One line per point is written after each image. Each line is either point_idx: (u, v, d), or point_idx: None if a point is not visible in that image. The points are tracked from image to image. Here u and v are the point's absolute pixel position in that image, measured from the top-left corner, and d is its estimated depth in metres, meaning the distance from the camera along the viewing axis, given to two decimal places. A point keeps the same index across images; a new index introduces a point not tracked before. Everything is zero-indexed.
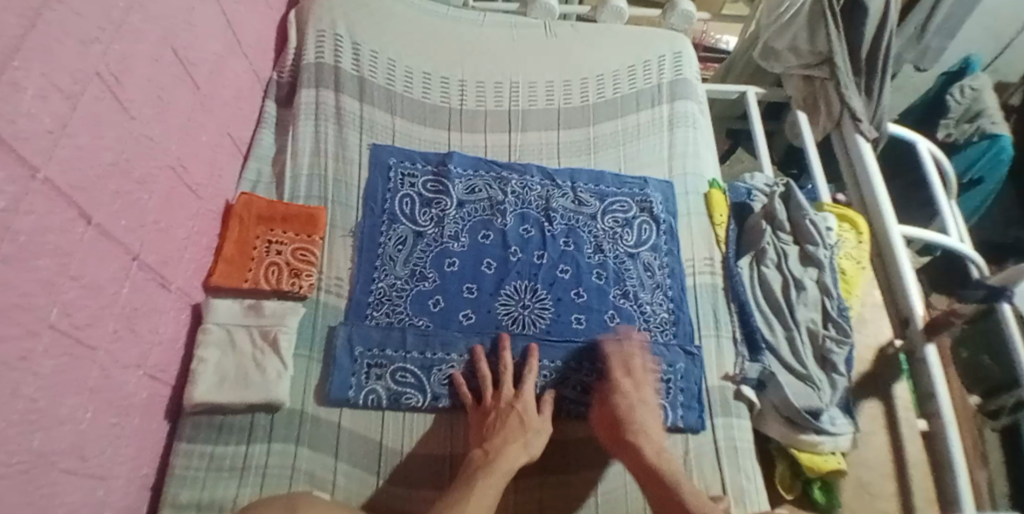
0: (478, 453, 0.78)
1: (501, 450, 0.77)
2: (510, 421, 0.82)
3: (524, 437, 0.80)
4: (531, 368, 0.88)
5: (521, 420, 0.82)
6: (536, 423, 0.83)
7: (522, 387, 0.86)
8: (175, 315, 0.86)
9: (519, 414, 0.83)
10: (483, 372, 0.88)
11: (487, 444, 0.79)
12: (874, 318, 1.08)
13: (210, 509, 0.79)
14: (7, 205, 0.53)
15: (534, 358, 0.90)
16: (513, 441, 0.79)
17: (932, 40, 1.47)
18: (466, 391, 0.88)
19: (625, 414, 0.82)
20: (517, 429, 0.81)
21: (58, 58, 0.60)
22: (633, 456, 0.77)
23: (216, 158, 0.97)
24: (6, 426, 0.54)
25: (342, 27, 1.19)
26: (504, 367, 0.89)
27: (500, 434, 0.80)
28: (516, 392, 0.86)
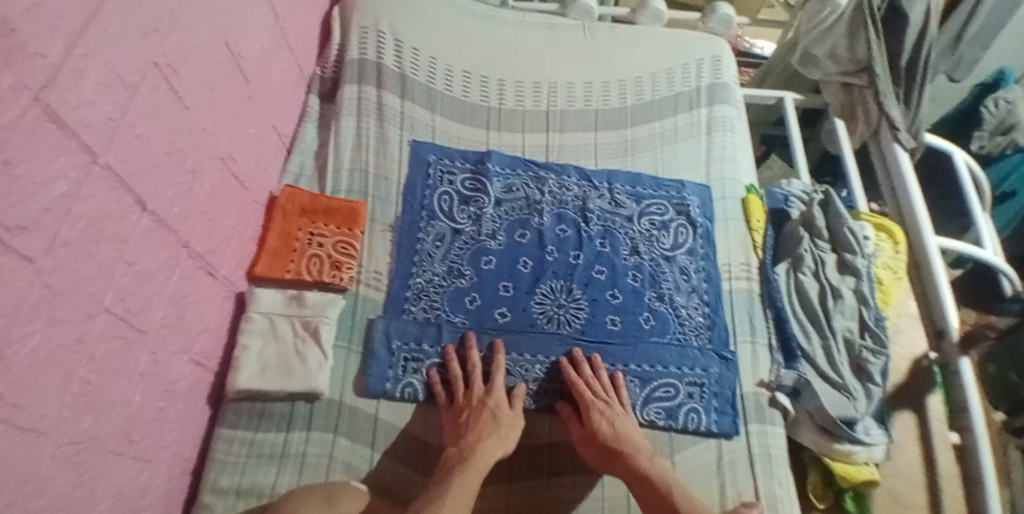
0: (453, 452, 0.79)
1: (475, 446, 0.79)
2: (483, 418, 0.83)
3: (497, 434, 0.82)
4: (500, 366, 0.90)
5: (493, 416, 0.84)
6: (507, 417, 0.85)
7: (491, 385, 0.88)
8: (221, 303, 0.88)
9: (491, 411, 0.84)
10: (455, 372, 0.89)
11: (461, 441, 0.81)
12: (909, 329, 1.06)
13: (250, 495, 0.80)
14: (68, 190, 0.54)
15: (500, 354, 0.91)
16: (485, 437, 0.80)
17: (967, 52, 1.44)
18: (438, 390, 0.89)
19: (617, 424, 0.84)
20: (489, 425, 0.82)
21: (121, 48, 0.61)
22: (629, 464, 0.80)
23: (261, 150, 0.99)
24: (60, 407, 0.56)
25: (386, 25, 1.21)
26: (473, 366, 0.90)
27: (471, 433, 0.81)
28: (486, 390, 0.87)
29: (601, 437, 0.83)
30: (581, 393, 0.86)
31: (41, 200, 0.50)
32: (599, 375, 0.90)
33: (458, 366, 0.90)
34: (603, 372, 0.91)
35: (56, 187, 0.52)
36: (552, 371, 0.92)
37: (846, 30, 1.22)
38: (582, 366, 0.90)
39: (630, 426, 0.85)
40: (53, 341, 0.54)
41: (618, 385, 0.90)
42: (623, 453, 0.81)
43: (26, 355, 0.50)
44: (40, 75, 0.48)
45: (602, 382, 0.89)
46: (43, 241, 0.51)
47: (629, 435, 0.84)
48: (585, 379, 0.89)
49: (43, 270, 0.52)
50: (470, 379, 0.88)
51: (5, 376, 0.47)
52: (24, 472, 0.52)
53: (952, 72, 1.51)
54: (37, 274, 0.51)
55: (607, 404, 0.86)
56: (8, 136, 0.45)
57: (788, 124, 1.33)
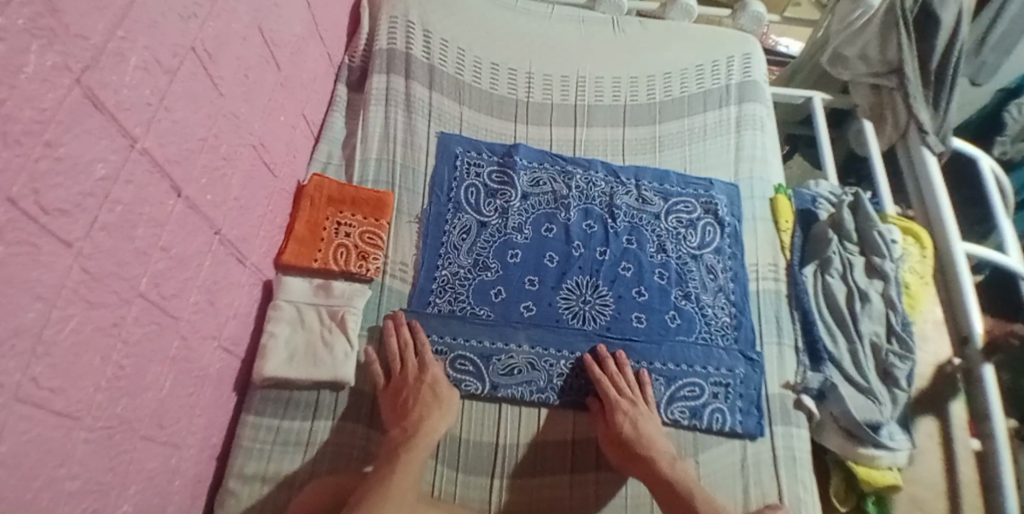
0: (397, 433, 0.79)
1: (420, 424, 0.80)
2: (422, 396, 0.83)
3: (440, 411, 0.83)
4: (424, 340, 0.90)
5: (433, 392, 0.85)
6: (446, 392, 0.86)
7: (426, 361, 0.88)
8: (249, 290, 0.88)
9: (429, 387, 0.85)
10: (391, 348, 0.89)
11: (404, 421, 0.81)
12: (936, 335, 1.04)
13: (276, 481, 0.80)
14: (109, 173, 0.54)
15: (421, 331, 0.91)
16: (429, 414, 0.82)
17: (990, 56, 1.40)
18: (376, 367, 0.89)
19: (640, 424, 0.84)
20: (430, 402, 0.83)
21: (161, 32, 0.60)
22: (648, 466, 0.80)
23: (292, 139, 0.99)
24: (94, 391, 0.56)
25: (415, 15, 1.21)
26: (404, 343, 0.90)
27: (413, 412, 0.81)
28: (419, 366, 0.88)
29: (623, 435, 0.83)
30: (607, 388, 0.87)
31: (82, 183, 0.50)
32: (625, 371, 0.90)
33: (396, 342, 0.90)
34: (627, 368, 0.90)
35: (97, 169, 0.52)
36: (576, 367, 0.92)
37: (879, 31, 1.20)
38: (608, 361, 0.90)
39: (652, 427, 0.85)
40: (91, 324, 0.54)
41: (642, 382, 0.90)
42: (644, 454, 0.81)
43: (64, 338, 0.50)
44: (82, 56, 0.48)
45: (628, 380, 0.89)
46: (83, 224, 0.51)
47: (651, 435, 0.83)
48: (609, 374, 0.89)
49: (82, 253, 0.51)
50: (405, 354, 0.89)
51: (41, 359, 0.48)
52: (59, 455, 0.52)
53: (974, 77, 1.46)
54: (75, 258, 0.50)
55: (631, 403, 0.86)
56: (51, 118, 0.45)
57: (816, 123, 1.32)
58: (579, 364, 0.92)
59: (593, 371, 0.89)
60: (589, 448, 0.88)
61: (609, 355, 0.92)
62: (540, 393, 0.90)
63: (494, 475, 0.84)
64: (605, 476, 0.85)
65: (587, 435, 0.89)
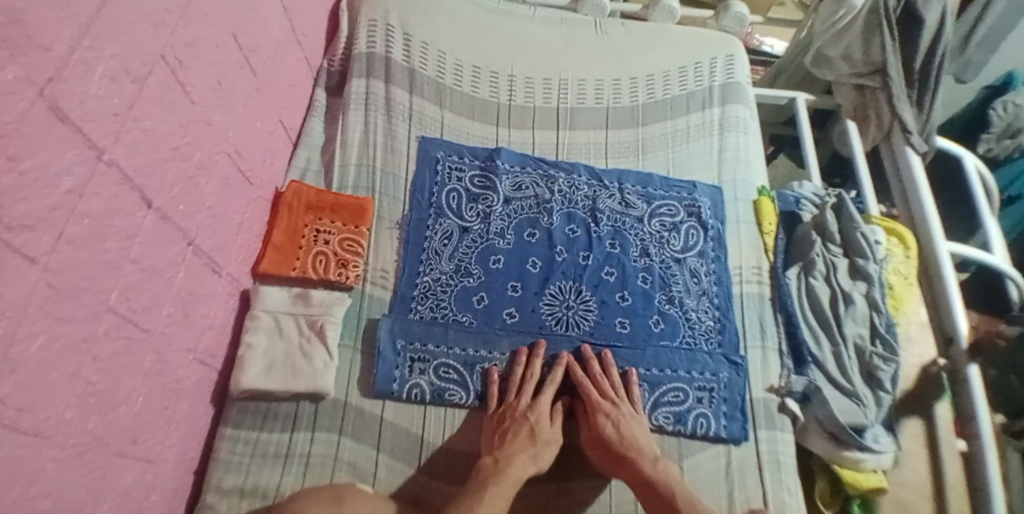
0: (487, 462, 0.79)
1: (510, 459, 0.79)
2: (521, 433, 0.82)
3: (531, 451, 0.81)
4: (535, 374, 0.89)
5: (532, 434, 0.83)
6: (545, 435, 0.84)
7: (539, 398, 0.87)
8: (226, 300, 0.87)
9: (531, 427, 0.83)
10: (512, 380, 0.89)
11: (498, 452, 0.81)
12: (919, 336, 1.04)
13: (254, 496, 0.79)
14: (74, 187, 0.52)
15: (539, 357, 0.90)
16: (520, 453, 0.80)
17: (976, 54, 1.40)
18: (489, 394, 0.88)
19: (623, 426, 0.83)
20: (525, 441, 0.81)
21: (130, 40, 0.59)
22: (632, 467, 0.79)
23: (269, 145, 0.98)
24: (64, 409, 0.54)
25: (395, 18, 1.19)
26: (513, 378, 0.89)
27: (508, 445, 0.81)
28: (531, 402, 0.87)
29: (607, 440, 0.82)
30: (590, 392, 0.86)
31: (47, 197, 0.49)
32: (609, 372, 0.89)
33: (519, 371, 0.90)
34: (614, 368, 0.90)
35: (62, 183, 0.50)
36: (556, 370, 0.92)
37: (862, 30, 1.20)
38: (592, 363, 0.90)
39: (637, 430, 0.84)
40: (59, 341, 0.52)
41: (629, 383, 0.89)
42: (628, 455, 0.80)
43: (30, 356, 0.49)
44: (46, 68, 0.46)
45: (612, 381, 0.89)
46: (48, 239, 0.49)
47: (635, 437, 0.82)
48: (593, 379, 0.88)
49: (47, 269, 0.50)
50: (523, 387, 0.88)
51: (9, 378, 0.46)
52: (29, 474, 0.50)
53: (960, 74, 1.47)
54: (41, 274, 0.49)
55: (613, 405, 0.85)
56: (15, 130, 0.43)
57: (800, 124, 1.32)
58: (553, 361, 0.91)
59: (563, 361, 0.90)
60: (573, 456, 0.87)
61: (594, 355, 0.92)
62: None
63: None
64: (588, 483, 0.84)
65: (572, 442, 0.88)
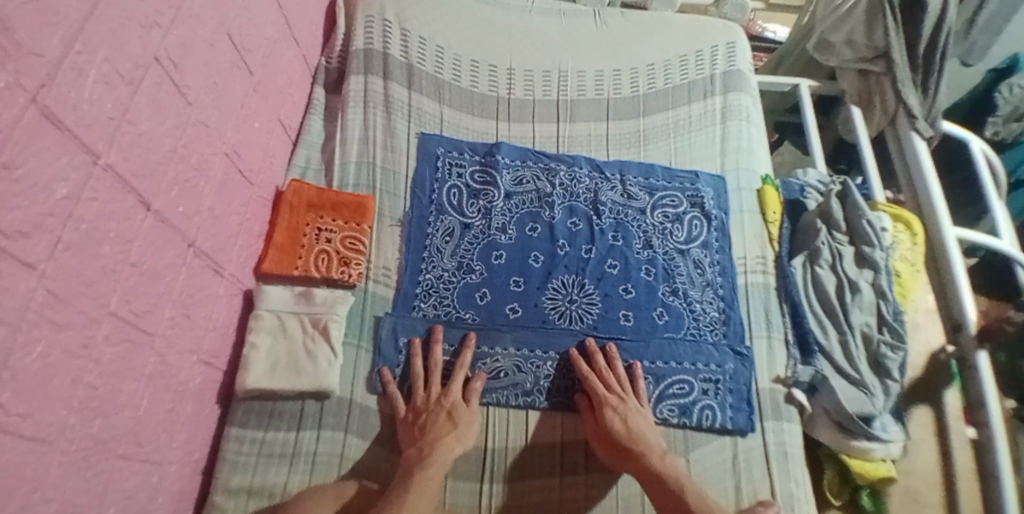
0: (412, 453, 0.78)
1: (433, 445, 0.78)
2: (439, 419, 0.82)
3: (455, 434, 0.81)
4: (437, 362, 0.89)
5: (450, 416, 0.83)
6: (464, 415, 0.84)
7: (448, 384, 0.87)
8: (228, 301, 0.87)
9: (447, 410, 0.83)
10: (416, 370, 0.88)
11: (421, 441, 0.80)
12: (927, 324, 1.03)
13: (261, 495, 0.79)
14: (70, 192, 0.52)
15: (438, 343, 0.90)
16: (443, 437, 0.80)
17: (980, 37, 1.37)
18: (394, 388, 0.87)
19: (630, 421, 0.83)
20: (445, 425, 0.81)
21: (122, 43, 0.58)
22: (639, 460, 0.78)
23: (268, 144, 0.98)
24: (66, 414, 0.54)
25: (391, 13, 1.19)
26: (416, 372, 0.88)
27: (429, 433, 0.80)
28: (441, 388, 0.86)
29: (613, 434, 0.81)
30: (594, 385, 0.86)
31: (43, 203, 0.48)
32: (614, 366, 0.89)
33: (421, 362, 0.89)
34: (618, 362, 0.89)
35: (57, 189, 0.50)
36: (560, 363, 0.91)
37: (865, 16, 1.19)
38: (596, 355, 0.89)
39: (643, 423, 0.83)
40: (58, 347, 0.52)
41: (634, 375, 0.89)
42: (635, 448, 0.80)
43: (30, 363, 0.48)
44: (37, 74, 0.46)
45: (617, 375, 0.88)
46: (45, 245, 0.49)
47: (642, 430, 0.82)
48: (597, 372, 0.88)
49: (45, 275, 0.50)
50: (429, 377, 0.88)
51: (8, 385, 0.46)
52: (31, 480, 0.50)
53: (965, 57, 1.43)
54: (39, 280, 0.49)
55: (620, 398, 0.85)
56: (7, 138, 0.43)
57: (804, 111, 1.31)
58: (460, 346, 0.91)
59: (471, 343, 0.90)
60: (578, 450, 0.87)
61: (597, 349, 0.91)
62: (526, 396, 0.89)
63: (489, 479, 0.83)
64: (596, 477, 0.84)
65: (576, 436, 0.88)
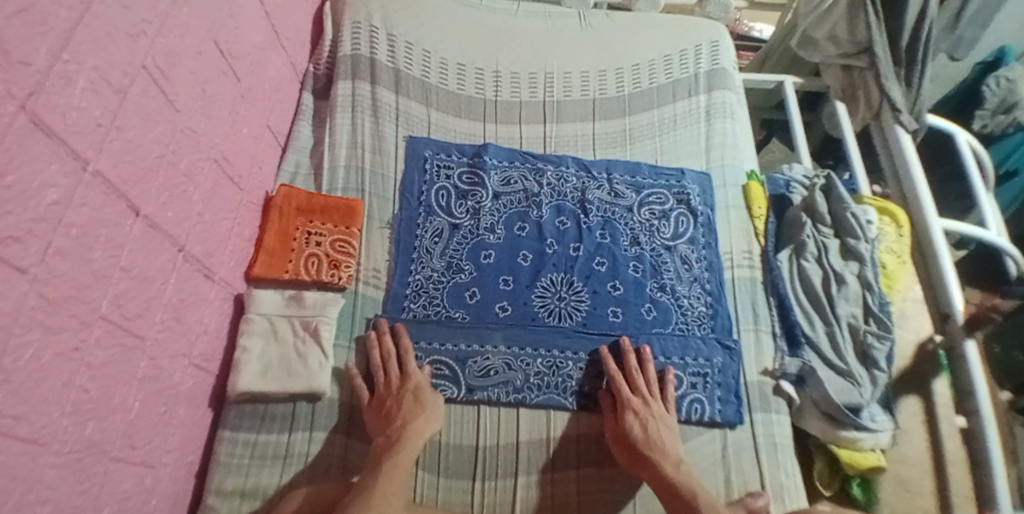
0: (381, 441, 0.79)
1: (401, 431, 0.79)
2: (405, 403, 0.83)
3: (423, 415, 0.83)
4: (389, 350, 0.90)
5: (416, 398, 0.84)
6: (429, 395, 0.85)
7: (406, 370, 0.88)
8: (219, 305, 0.87)
9: (412, 394, 0.84)
10: (374, 359, 0.89)
11: (389, 429, 0.81)
12: (915, 313, 1.04)
13: (254, 496, 0.80)
14: (60, 198, 0.53)
15: (387, 334, 0.91)
16: (412, 420, 0.81)
17: (968, 29, 1.35)
18: (359, 383, 0.88)
19: (650, 427, 0.83)
20: (413, 408, 0.83)
21: (109, 52, 0.59)
22: (654, 467, 0.79)
23: (257, 150, 0.99)
24: (59, 416, 0.55)
25: (378, 19, 1.20)
26: (375, 362, 0.89)
27: (397, 419, 0.81)
28: (400, 374, 0.88)
29: (632, 437, 0.82)
30: (620, 385, 0.87)
31: (33, 209, 0.49)
32: (646, 367, 0.89)
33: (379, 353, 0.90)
34: (650, 365, 0.90)
35: (47, 195, 0.51)
36: (590, 363, 0.92)
37: (846, 11, 1.20)
38: (629, 355, 0.90)
39: (664, 431, 0.83)
40: (51, 351, 0.53)
41: (665, 380, 0.89)
42: (650, 455, 0.80)
43: (23, 365, 0.49)
44: (27, 82, 0.47)
45: (648, 377, 0.89)
46: (35, 250, 0.50)
47: (660, 437, 0.82)
48: (628, 371, 0.89)
49: (37, 279, 0.51)
50: (387, 364, 0.88)
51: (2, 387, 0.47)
52: (27, 481, 0.51)
53: (953, 51, 1.41)
54: (31, 284, 0.50)
55: (644, 403, 0.85)
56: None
57: (789, 107, 1.32)
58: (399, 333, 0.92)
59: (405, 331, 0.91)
60: (570, 445, 0.87)
61: (631, 348, 0.92)
62: (517, 393, 0.89)
63: (484, 476, 0.84)
64: (585, 472, 0.85)
65: (566, 432, 0.88)
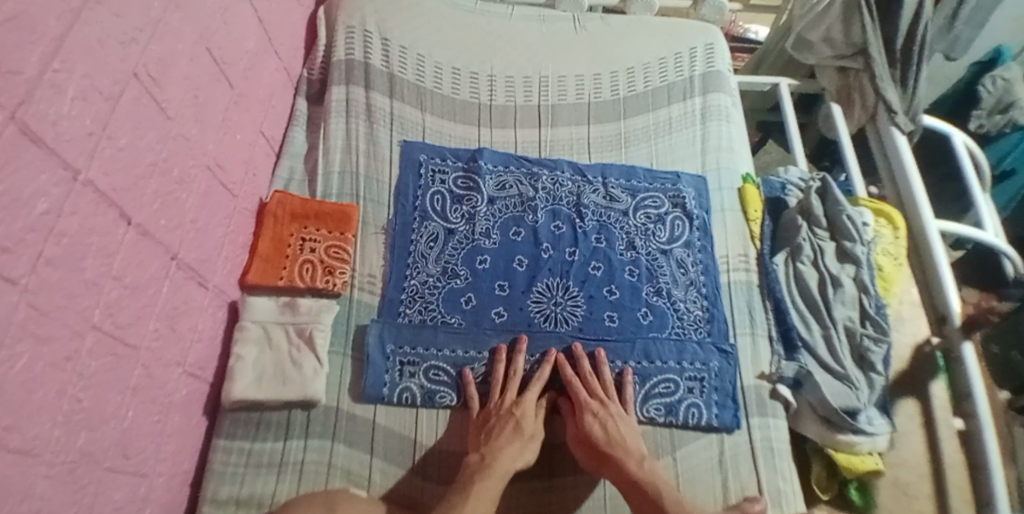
0: (474, 459, 0.79)
1: (496, 454, 0.79)
2: (506, 428, 0.82)
3: (519, 444, 0.81)
4: (518, 370, 0.89)
5: (518, 427, 0.83)
6: (530, 428, 0.84)
7: (524, 395, 0.87)
8: (213, 312, 0.87)
9: (515, 421, 0.83)
10: (497, 375, 0.89)
11: (484, 448, 0.81)
12: (911, 316, 1.04)
13: (249, 504, 0.80)
14: (51, 208, 0.53)
15: (520, 354, 0.90)
16: (508, 446, 0.80)
17: (964, 29, 1.34)
18: (472, 391, 0.89)
19: (610, 426, 0.82)
20: (511, 435, 0.82)
21: (99, 60, 0.59)
22: (619, 466, 0.78)
23: (251, 156, 0.98)
24: (51, 427, 0.55)
25: (372, 23, 1.20)
26: (497, 377, 0.89)
27: (494, 441, 0.81)
28: (515, 400, 0.86)
29: (593, 439, 0.81)
30: (578, 388, 0.86)
31: (23, 218, 0.49)
32: (601, 371, 0.89)
33: (503, 369, 0.90)
34: (605, 368, 0.90)
35: (37, 205, 0.51)
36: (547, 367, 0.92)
37: (841, 13, 1.20)
38: (581, 360, 0.90)
39: (624, 431, 0.83)
40: (42, 361, 0.53)
41: (624, 382, 0.90)
42: (615, 455, 0.79)
43: (15, 376, 0.49)
44: (17, 92, 0.47)
45: (603, 381, 0.89)
46: (26, 260, 0.50)
47: (622, 437, 0.82)
48: (582, 376, 0.89)
49: (28, 289, 0.50)
50: (508, 383, 0.88)
51: None
52: (19, 491, 0.50)
53: (949, 52, 1.40)
54: (21, 294, 0.49)
55: (602, 404, 0.85)
56: None
57: (784, 109, 1.32)
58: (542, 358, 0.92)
59: (521, 348, 0.91)
60: (556, 453, 0.87)
61: (586, 353, 0.92)
62: None
63: None
64: (582, 478, 0.85)
65: (556, 441, 0.89)
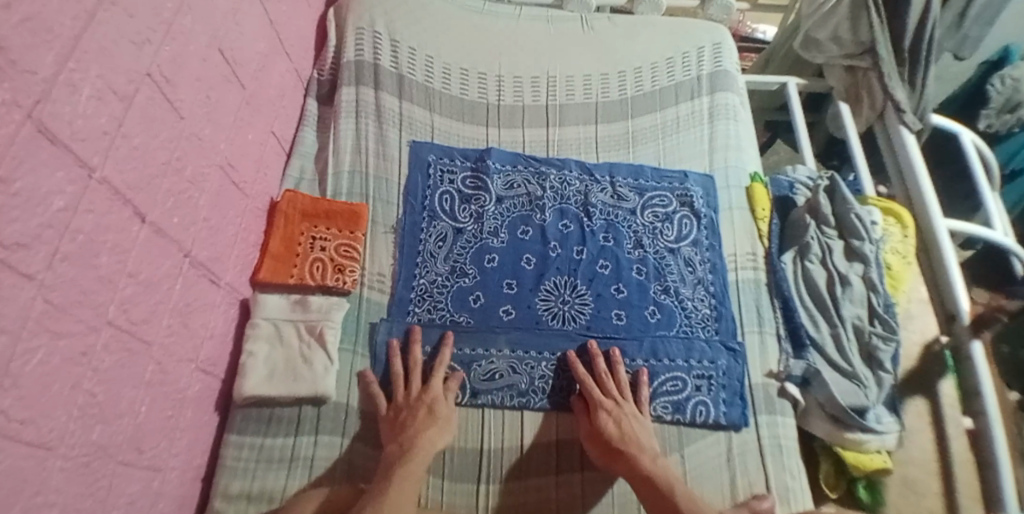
0: (393, 449, 0.78)
1: (415, 439, 0.79)
2: (419, 415, 0.83)
3: (436, 427, 0.82)
4: (417, 359, 0.90)
5: (430, 411, 0.83)
6: (443, 411, 0.84)
7: (428, 383, 0.87)
8: (225, 309, 0.88)
9: (427, 406, 0.84)
10: (395, 368, 0.89)
11: (401, 436, 0.80)
12: (921, 313, 1.03)
13: (260, 499, 0.80)
14: (67, 204, 0.54)
15: (416, 343, 0.91)
16: (424, 431, 0.80)
17: (972, 29, 1.33)
18: (376, 390, 0.88)
19: (624, 424, 0.83)
20: (425, 421, 0.82)
21: (114, 60, 0.60)
22: (630, 461, 0.78)
23: (262, 156, 1.00)
24: (67, 421, 0.56)
25: (381, 24, 1.21)
26: (397, 371, 0.89)
27: (410, 428, 0.81)
28: (421, 388, 0.87)
29: (606, 435, 0.81)
30: (592, 386, 0.87)
31: (40, 215, 0.50)
32: (616, 371, 0.90)
33: (401, 362, 0.90)
34: (621, 368, 0.90)
35: (54, 201, 0.52)
36: (560, 366, 0.92)
37: (848, 12, 1.20)
38: (597, 359, 0.90)
39: (638, 429, 0.83)
40: (59, 356, 0.54)
41: (639, 383, 0.89)
42: (627, 450, 0.79)
43: (30, 370, 0.50)
44: (33, 91, 0.48)
45: (618, 382, 0.89)
46: (43, 255, 0.51)
47: (635, 434, 0.82)
48: (598, 375, 0.89)
49: (43, 285, 0.51)
50: (410, 374, 0.89)
51: (10, 391, 0.47)
52: (34, 484, 0.51)
53: (958, 50, 1.39)
54: (38, 290, 0.50)
55: (616, 403, 0.85)
56: (6, 151, 0.45)
57: (792, 108, 1.32)
58: (438, 344, 0.92)
59: (416, 337, 0.92)
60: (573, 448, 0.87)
61: (601, 352, 0.92)
62: (521, 396, 0.90)
63: (487, 479, 0.84)
64: (592, 476, 0.85)
65: (565, 437, 0.88)
